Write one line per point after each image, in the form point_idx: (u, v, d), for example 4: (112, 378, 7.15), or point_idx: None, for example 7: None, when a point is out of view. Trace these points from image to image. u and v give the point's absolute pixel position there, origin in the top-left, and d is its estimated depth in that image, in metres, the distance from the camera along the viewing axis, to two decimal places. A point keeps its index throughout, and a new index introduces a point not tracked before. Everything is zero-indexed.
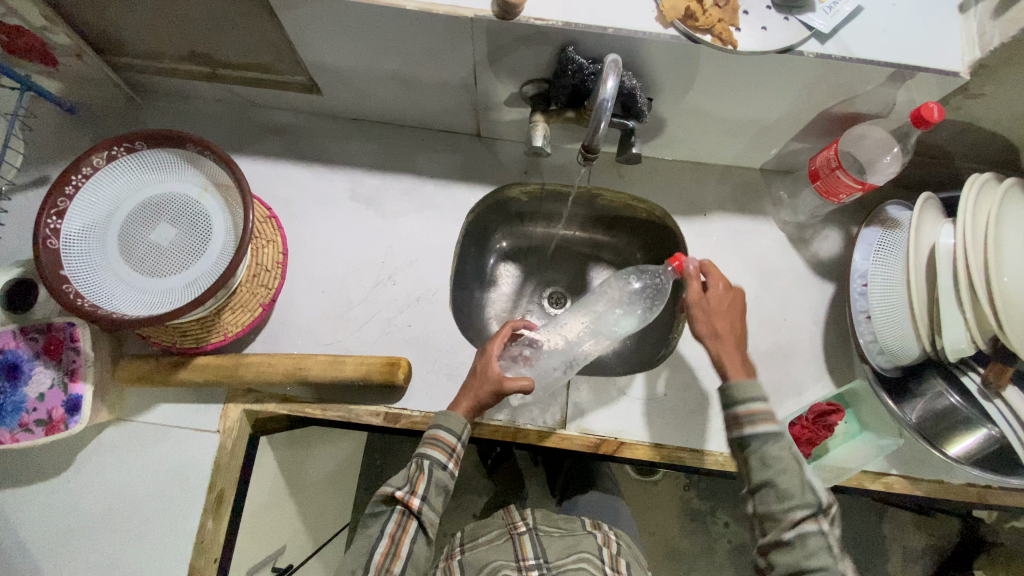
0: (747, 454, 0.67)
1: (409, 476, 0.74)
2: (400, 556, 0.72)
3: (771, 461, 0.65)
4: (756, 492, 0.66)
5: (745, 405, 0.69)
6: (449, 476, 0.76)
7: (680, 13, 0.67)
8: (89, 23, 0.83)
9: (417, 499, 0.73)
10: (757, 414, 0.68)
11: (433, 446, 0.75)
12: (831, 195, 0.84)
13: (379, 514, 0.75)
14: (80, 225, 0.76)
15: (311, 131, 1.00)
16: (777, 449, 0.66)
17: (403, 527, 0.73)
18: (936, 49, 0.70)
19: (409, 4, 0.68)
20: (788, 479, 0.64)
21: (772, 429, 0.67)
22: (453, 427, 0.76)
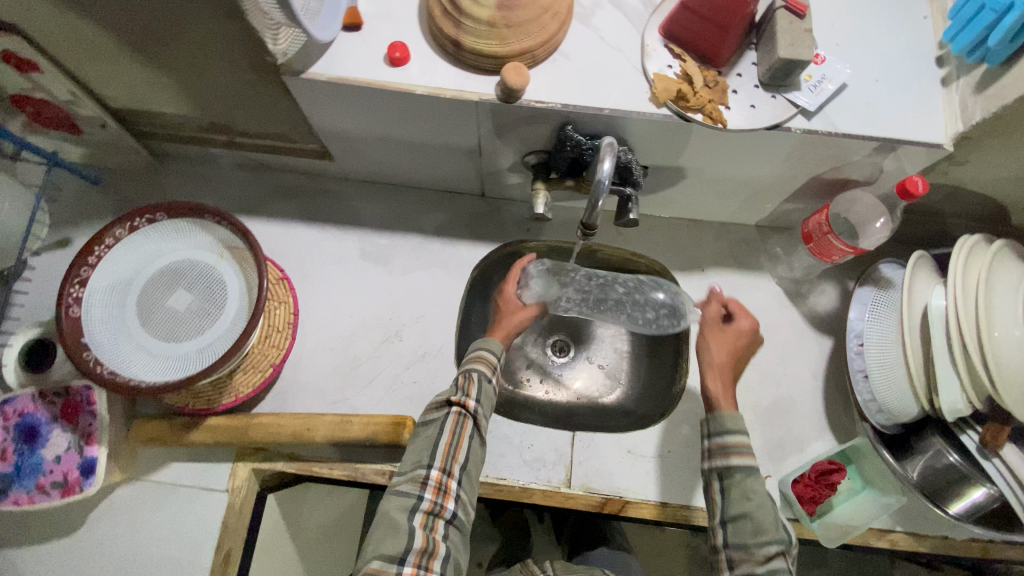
0: (727, 485, 0.72)
1: (459, 384, 0.77)
2: (462, 447, 0.73)
3: (750, 495, 0.70)
4: (730, 523, 0.70)
5: (726, 435, 0.74)
6: (493, 389, 0.79)
7: (672, 95, 0.71)
8: (116, 99, 0.89)
9: (472, 401, 0.75)
10: (736, 447, 0.73)
11: (478, 360, 0.80)
12: (824, 255, 0.87)
13: (433, 419, 0.75)
14: (100, 292, 0.79)
15: (322, 192, 1.04)
16: (754, 484, 0.71)
17: (461, 425, 0.74)
18: (919, 123, 0.73)
19: (418, 87, 0.72)
20: (764, 514, 0.69)
21: (751, 465, 0.72)
22: (495, 349, 0.82)
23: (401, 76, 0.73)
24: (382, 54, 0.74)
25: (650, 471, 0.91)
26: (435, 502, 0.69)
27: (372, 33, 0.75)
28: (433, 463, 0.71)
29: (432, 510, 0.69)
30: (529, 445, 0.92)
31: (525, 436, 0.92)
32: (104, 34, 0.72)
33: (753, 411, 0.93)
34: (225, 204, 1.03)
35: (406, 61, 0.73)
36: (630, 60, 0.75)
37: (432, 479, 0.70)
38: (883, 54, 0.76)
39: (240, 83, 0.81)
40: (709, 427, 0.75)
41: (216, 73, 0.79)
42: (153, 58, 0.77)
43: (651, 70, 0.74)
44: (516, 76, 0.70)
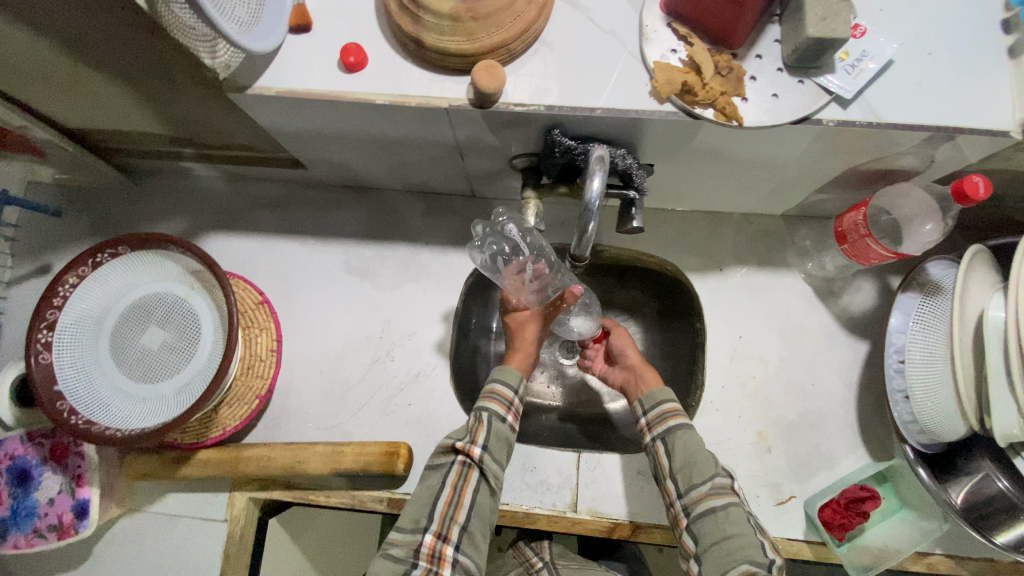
0: (670, 445, 0.72)
1: (468, 427, 0.73)
2: (463, 505, 0.68)
3: (687, 448, 0.71)
4: (678, 474, 0.70)
5: (657, 405, 0.76)
6: (509, 429, 0.75)
7: (676, 88, 0.60)
8: (68, 120, 0.81)
9: (478, 448, 0.71)
10: (672, 411, 0.75)
11: (491, 398, 0.76)
12: (860, 258, 0.76)
13: (439, 466, 0.71)
14: (70, 335, 0.75)
15: (301, 202, 0.97)
16: (688, 438, 0.72)
17: (464, 478, 0.69)
18: (981, 104, 0.60)
19: (379, 97, 0.63)
20: (703, 456, 0.70)
21: (684, 421, 0.74)
22: (509, 380, 0.78)
23: (359, 84, 0.63)
24: (336, 58, 0.64)
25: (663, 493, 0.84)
26: (429, 570, 0.64)
27: (324, 32, 0.65)
28: (430, 526, 0.66)
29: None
30: (532, 466, 0.87)
31: (528, 458, 0.87)
32: (31, 60, 0.64)
33: (777, 426, 0.85)
34: (203, 220, 0.97)
35: (362, 65, 0.63)
36: (626, 45, 0.63)
37: (426, 546, 0.65)
38: (938, 19, 0.62)
39: (190, 98, 0.73)
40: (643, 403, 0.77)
41: (164, 89, 0.71)
42: (92, 78, 0.69)
43: (651, 57, 0.62)
44: (488, 78, 0.59)
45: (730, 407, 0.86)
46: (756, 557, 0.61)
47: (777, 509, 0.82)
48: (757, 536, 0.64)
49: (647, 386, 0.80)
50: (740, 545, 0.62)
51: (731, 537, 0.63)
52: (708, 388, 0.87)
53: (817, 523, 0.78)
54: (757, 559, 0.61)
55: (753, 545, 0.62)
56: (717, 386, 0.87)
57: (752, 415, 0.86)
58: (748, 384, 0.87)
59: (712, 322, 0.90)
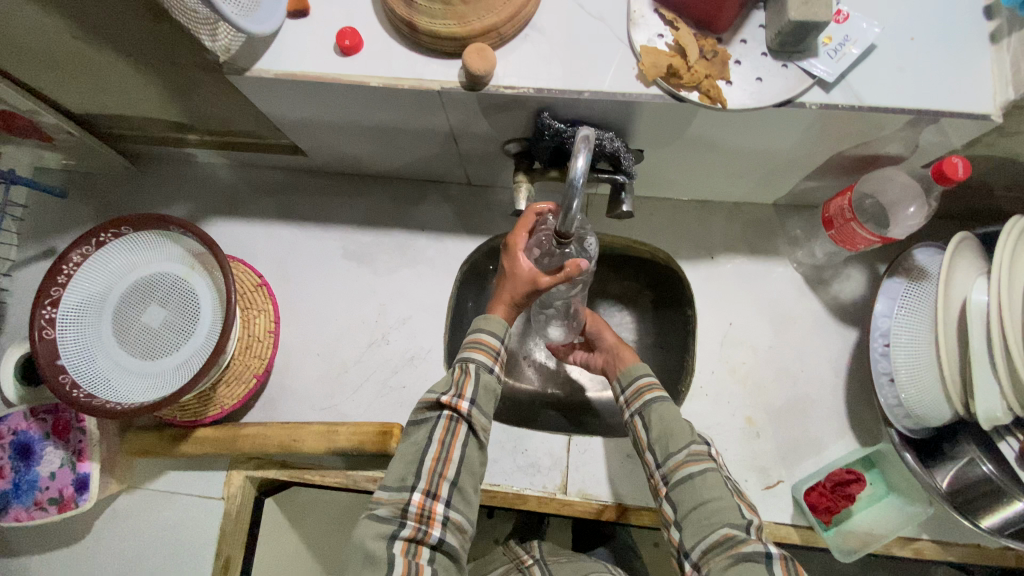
0: (648, 418, 0.73)
1: (453, 379, 0.71)
2: (452, 460, 0.68)
3: (665, 417, 0.71)
4: (655, 446, 0.71)
5: (635, 381, 0.77)
6: (495, 380, 0.73)
7: (662, 71, 0.61)
8: (74, 105, 0.84)
9: (466, 403, 0.69)
10: (647, 385, 0.75)
11: (478, 347, 0.72)
12: (847, 243, 0.77)
13: (424, 422, 0.70)
14: (74, 311, 0.77)
15: (300, 189, 0.99)
16: (666, 407, 0.72)
17: (452, 432, 0.69)
18: (961, 89, 0.61)
19: (373, 79, 0.65)
20: (681, 426, 0.70)
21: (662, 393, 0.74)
22: (495, 329, 0.72)
23: (354, 67, 0.65)
24: (331, 42, 0.66)
25: None
26: (419, 528, 0.65)
27: (320, 17, 0.67)
28: (418, 484, 0.66)
29: (415, 536, 0.64)
30: (523, 448, 0.88)
31: (519, 441, 0.88)
32: (39, 41, 0.67)
33: (766, 412, 0.86)
34: (204, 206, 0.99)
35: (357, 48, 0.65)
36: (614, 30, 0.65)
37: (415, 505, 0.65)
38: (919, 7, 0.64)
39: (192, 84, 0.75)
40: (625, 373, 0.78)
41: (166, 74, 0.74)
42: (96, 61, 0.72)
43: (637, 42, 0.63)
44: (479, 60, 0.61)
45: (718, 391, 0.87)
46: (734, 518, 0.63)
47: (765, 493, 0.83)
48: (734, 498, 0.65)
49: (624, 363, 0.81)
50: (718, 509, 0.63)
51: (709, 502, 0.64)
52: (697, 373, 0.89)
53: (804, 506, 0.79)
54: (734, 521, 0.62)
55: (730, 507, 0.64)
56: (707, 372, 0.88)
57: (741, 400, 0.87)
58: (738, 370, 0.88)
59: (703, 309, 0.91)
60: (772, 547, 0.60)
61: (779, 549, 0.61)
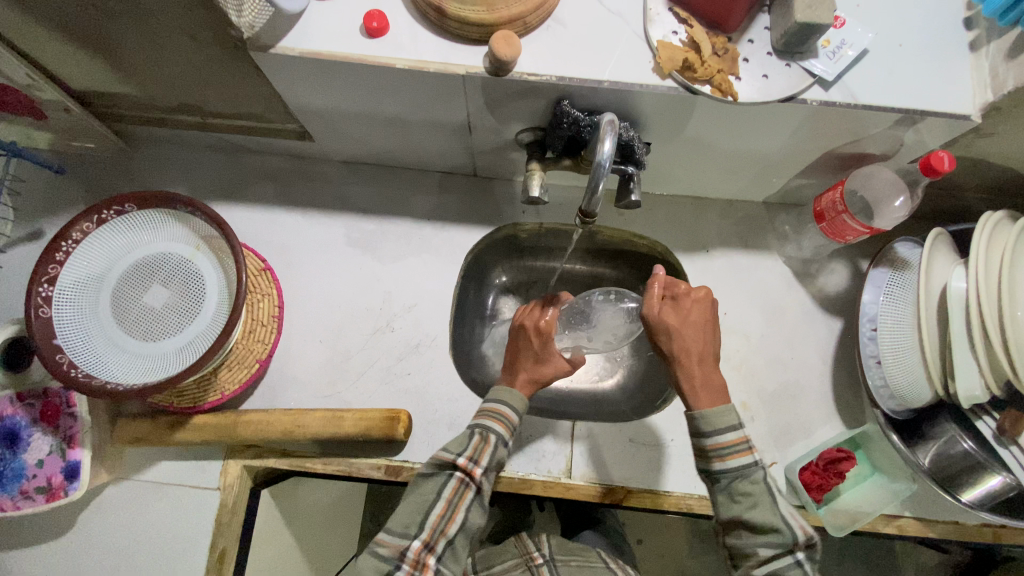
0: (727, 486, 0.66)
1: (471, 443, 0.70)
2: (454, 520, 0.67)
3: (739, 497, 0.65)
4: (728, 523, 0.66)
5: (714, 436, 0.67)
6: (507, 451, 0.73)
7: (677, 65, 0.65)
8: (75, 80, 0.81)
9: (479, 469, 0.69)
10: (726, 450, 0.66)
11: (497, 419, 0.72)
12: (837, 235, 0.83)
13: (432, 478, 0.69)
14: (70, 291, 0.74)
15: (302, 177, 0.98)
16: (748, 484, 0.65)
17: (460, 496, 0.68)
18: (944, 92, 0.67)
19: (399, 62, 0.66)
20: (762, 513, 0.64)
21: (747, 463, 0.66)
22: (515, 405, 0.75)
23: (380, 50, 0.66)
24: (358, 25, 0.67)
25: (653, 460, 0.88)
26: None
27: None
28: (420, 534, 0.66)
29: None
30: (529, 434, 0.89)
31: (524, 427, 0.89)
32: (53, 7, 0.65)
33: (760, 397, 0.90)
34: (204, 191, 0.97)
35: (385, 31, 0.67)
36: (631, 25, 0.68)
37: (412, 551, 0.65)
38: (907, 17, 0.70)
39: (208, 61, 0.75)
40: (698, 425, 0.67)
41: (182, 51, 0.73)
42: (110, 35, 0.70)
43: (654, 37, 0.67)
44: (506, 47, 0.63)
45: None
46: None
47: None
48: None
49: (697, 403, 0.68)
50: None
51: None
52: None
53: (797, 485, 0.83)
54: None
55: None
56: None
57: (737, 386, 0.91)
58: (733, 357, 0.92)
59: None
60: None
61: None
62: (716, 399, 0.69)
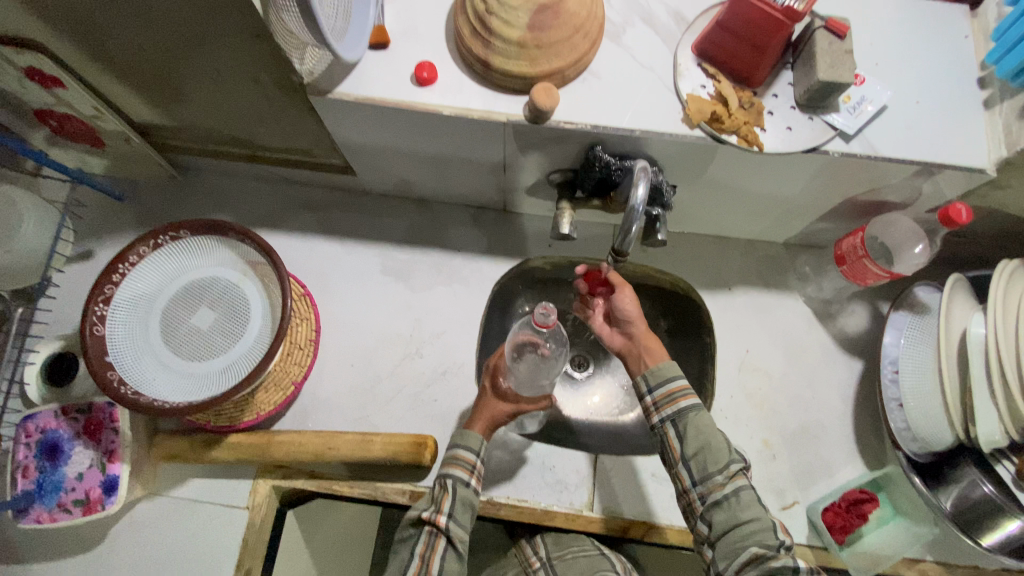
0: (682, 429, 0.71)
1: (434, 496, 0.73)
2: (431, 574, 0.68)
3: (699, 432, 0.70)
4: (692, 462, 0.70)
5: (667, 384, 0.73)
6: (474, 493, 0.74)
7: (706, 116, 0.70)
8: (137, 113, 0.88)
9: (443, 517, 0.71)
10: (682, 392, 0.73)
11: (455, 463, 0.75)
12: (858, 278, 0.86)
13: (408, 537, 0.73)
14: (124, 311, 0.79)
15: (342, 207, 1.03)
16: (702, 420, 0.71)
17: (432, 547, 0.70)
18: (959, 146, 0.71)
19: (445, 108, 0.71)
20: (718, 443, 0.70)
21: (696, 403, 0.72)
22: (470, 444, 0.76)
23: (428, 96, 0.72)
24: (408, 73, 0.73)
25: (674, 495, 0.89)
26: None
27: (398, 50, 0.74)
28: None
29: None
30: (551, 465, 0.90)
31: (546, 457, 0.91)
32: (132, 50, 0.71)
33: (781, 435, 0.91)
34: (246, 217, 1.02)
35: (432, 80, 0.72)
36: (663, 79, 0.73)
37: None
38: (924, 76, 0.74)
39: (265, 102, 0.80)
40: (652, 377, 0.74)
41: (241, 91, 0.79)
42: (178, 76, 0.76)
43: (683, 90, 0.72)
44: (546, 97, 0.68)
45: (737, 415, 0.92)
46: (766, 540, 0.64)
47: (782, 513, 0.87)
48: (768, 516, 0.67)
49: (652, 360, 0.76)
50: (751, 530, 0.65)
51: (743, 523, 0.65)
52: (717, 397, 0.93)
53: (821, 526, 0.83)
54: (767, 542, 0.64)
55: (765, 528, 0.65)
56: (726, 396, 0.93)
57: (758, 423, 0.92)
58: (754, 395, 0.94)
59: (721, 336, 0.97)
60: (800, 561, 0.64)
61: (806, 565, 0.64)
62: (658, 355, 0.76)
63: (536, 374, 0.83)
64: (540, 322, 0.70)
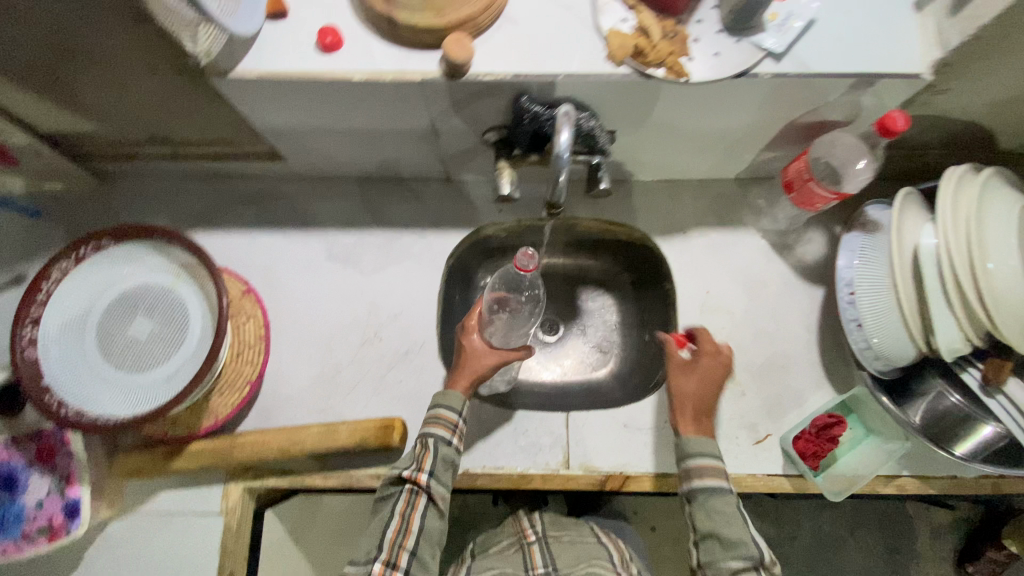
0: (696, 509, 0.73)
1: (415, 454, 0.73)
2: (412, 530, 0.70)
3: (715, 515, 0.72)
4: (701, 543, 0.72)
5: (696, 459, 0.75)
6: (455, 451, 0.75)
7: (629, 51, 0.66)
8: (43, 124, 0.82)
9: (425, 475, 0.71)
10: (708, 469, 0.74)
11: (436, 422, 0.74)
12: (807, 204, 0.85)
13: (390, 496, 0.73)
14: (54, 329, 0.76)
15: (280, 196, 0.99)
16: (722, 504, 0.72)
17: (413, 505, 0.71)
18: (892, 52, 0.68)
19: (356, 75, 0.67)
20: (732, 530, 0.70)
21: (720, 485, 0.73)
22: (453, 405, 0.75)
23: (336, 64, 0.67)
24: (313, 41, 0.68)
25: (649, 443, 0.88)
26: None
27: (299, 18, 0.69)
28: (380, 554, 0.68)
29: None
30: (525, 432, 0.89)
31: (519, 423, 0.90)
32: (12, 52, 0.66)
33: (749, 372, 0.91)
34: (181, 220, 0.98)
35: (339, 46, 0.68)
36: (581, 17, 0.70)
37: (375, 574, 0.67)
38: None
39: (171, 93, 0.76)
40: (683, 447, 0.76)
41: (142, 84, 0.74)
42: (70, 75, 0.71)
43: (604, 26, 0.68)
44: (458, 48, 0.64)
45: None
46: None
47: (757, 447, 0.87)
48: None
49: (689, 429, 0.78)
50: None
51: None
52: None
53: (793, 455, 0.84)
54: None
55: None
56: None
57: None
58: (719, 335, 0.93)
59: (682, 280, 0.95)
60: None
61: None
62: (703, 431, 0.78)
63: (507, 329, 0.86)
64: (521, 266, 0.70)
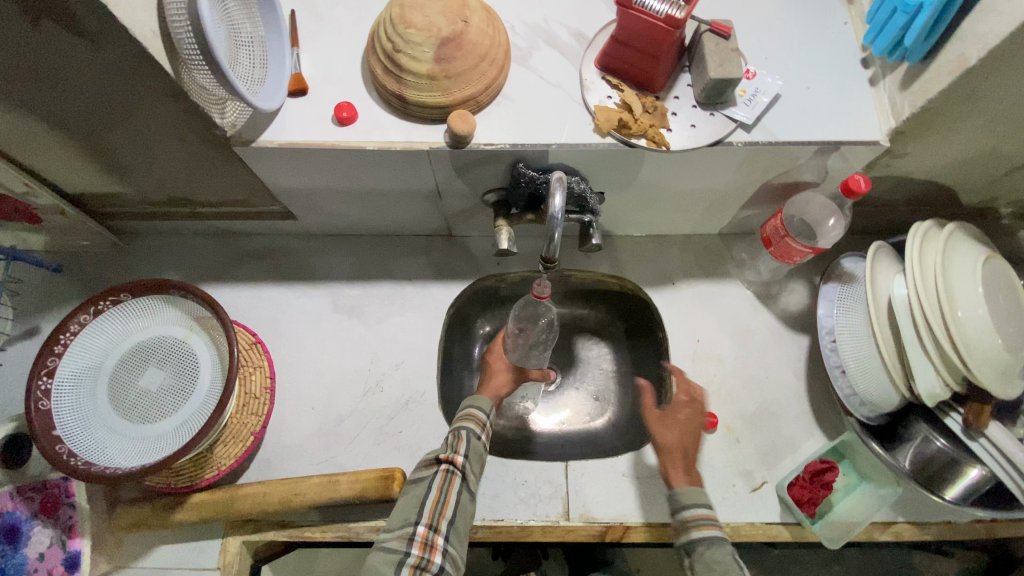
0: (694, 561, 0.68)
1: (448, 439, 0.73)
2: (450, 503, 0.68)
3: (713, 564, 0.66)
4: None
5: (692, 509, 0.72)
6: (483, 444, 0.76)
7: (614, 124, 0.74)
8: (69, 185, 0.89)
9: (461, 455, 0.71)
10: (702, 519, 0.71)
11: (467, 417, 0.77)
12: (786, 258, 0.90)
13: (423, 477, 0.71)
14: (69, 381, 0.78)
15: (290, 252, 1.05)
16: (720, 553, 0.67)
17: (449, 483, 0.69)
18: (850, 123, 0.76)
19: (369, 144, 0.74)
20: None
21: (715, 534, 0.70)
22: (482, 405, 0.79)
23: (350, 134, 0.74)
24: (330, 115, 0.76)
25: (647, 492, 0.89)
26: (422, 557, 0.64)
27: (318, 95, 0.77)
28: (421, 519, 0.66)
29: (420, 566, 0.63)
30: (525, 482, 0.90)
31: (518, 472, 0.91)
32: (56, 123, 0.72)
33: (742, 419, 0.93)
34: (194, 274, 1.03)
35: (353, 119, 0.75)
36: (570, 94, 0.78)
37: (419, 535, 0.65)
38: (809, 65, 0.80)
39: (196, 159, 0.82)
40: (678, 499, 0.73)
41: (171, 151, 0.80)
42: (105, 143, 0.78)
43: (591, 102, 0.76)
44: (462, 123, 0.71)
45: None
46: None
47: (753, 495, 0.88)
48: None
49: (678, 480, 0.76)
50: None
51: None
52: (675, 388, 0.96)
53: (789, 501, 0.85)
54: None
55: None
56: None
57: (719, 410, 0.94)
58: (710, 382, 0.96)
59: (673, 329, 1.00)
60: None
61: None
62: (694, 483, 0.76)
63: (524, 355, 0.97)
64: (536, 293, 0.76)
